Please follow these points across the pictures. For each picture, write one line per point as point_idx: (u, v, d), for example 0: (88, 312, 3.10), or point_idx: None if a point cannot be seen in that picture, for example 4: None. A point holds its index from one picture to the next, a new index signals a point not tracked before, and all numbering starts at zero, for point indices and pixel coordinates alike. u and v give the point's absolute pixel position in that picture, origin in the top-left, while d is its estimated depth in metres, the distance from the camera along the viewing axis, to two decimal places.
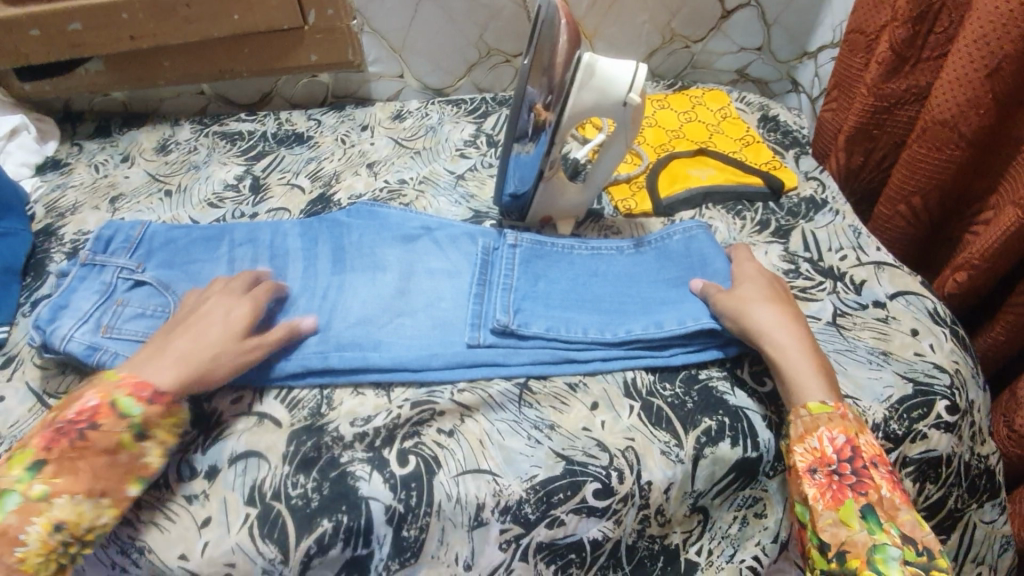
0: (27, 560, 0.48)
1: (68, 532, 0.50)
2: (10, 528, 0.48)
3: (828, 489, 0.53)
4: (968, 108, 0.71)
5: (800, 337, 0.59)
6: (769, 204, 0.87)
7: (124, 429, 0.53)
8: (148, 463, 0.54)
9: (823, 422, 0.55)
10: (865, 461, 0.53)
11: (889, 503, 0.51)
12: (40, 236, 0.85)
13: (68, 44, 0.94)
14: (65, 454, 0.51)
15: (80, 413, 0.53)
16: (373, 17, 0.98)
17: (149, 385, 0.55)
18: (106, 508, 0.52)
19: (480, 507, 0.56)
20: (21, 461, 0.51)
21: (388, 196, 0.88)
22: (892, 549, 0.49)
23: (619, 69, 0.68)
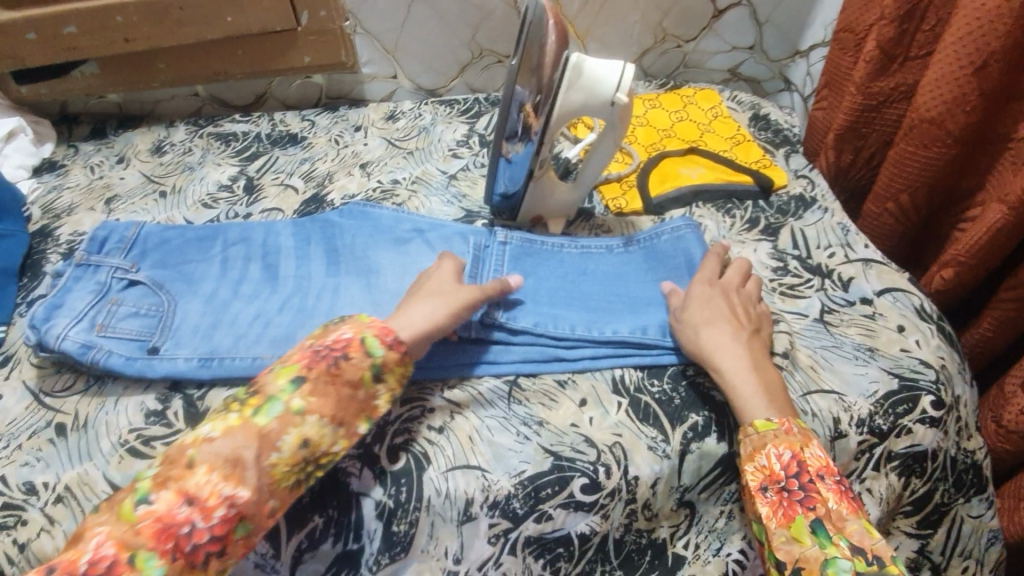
0: (277, 467, 0.47)
1: (312, 450, 0.49)
2: (272, 433, 0.47)
3: (779, 506, 0.52)
4: (955, 105, 0.71)
5: (749, 358, 0.59)
6: (758, 202, 0.87)
7: (367, 367, 0.52)
8: (377, 405, 0.53)
9: (769, 440, 0.54)
10: (811, 476, 0.52)
11: (836, 516, 0.51)
12: (37, 237, 0.86)
13: (65, 47, 0.94)
14: (321, 376, 0.50)
15: (336, 342, 0.52)
16: (366, 18, 0.99)
17: (393, 332, 0.54)
18: (341, 438, 0.51)
19: (468, 502, 0.57)
20: (287, 373, 0.50)
21: (381, 195, 0.88)
22: (843, 562, 0.48)
23: (605, 69, 0.69)
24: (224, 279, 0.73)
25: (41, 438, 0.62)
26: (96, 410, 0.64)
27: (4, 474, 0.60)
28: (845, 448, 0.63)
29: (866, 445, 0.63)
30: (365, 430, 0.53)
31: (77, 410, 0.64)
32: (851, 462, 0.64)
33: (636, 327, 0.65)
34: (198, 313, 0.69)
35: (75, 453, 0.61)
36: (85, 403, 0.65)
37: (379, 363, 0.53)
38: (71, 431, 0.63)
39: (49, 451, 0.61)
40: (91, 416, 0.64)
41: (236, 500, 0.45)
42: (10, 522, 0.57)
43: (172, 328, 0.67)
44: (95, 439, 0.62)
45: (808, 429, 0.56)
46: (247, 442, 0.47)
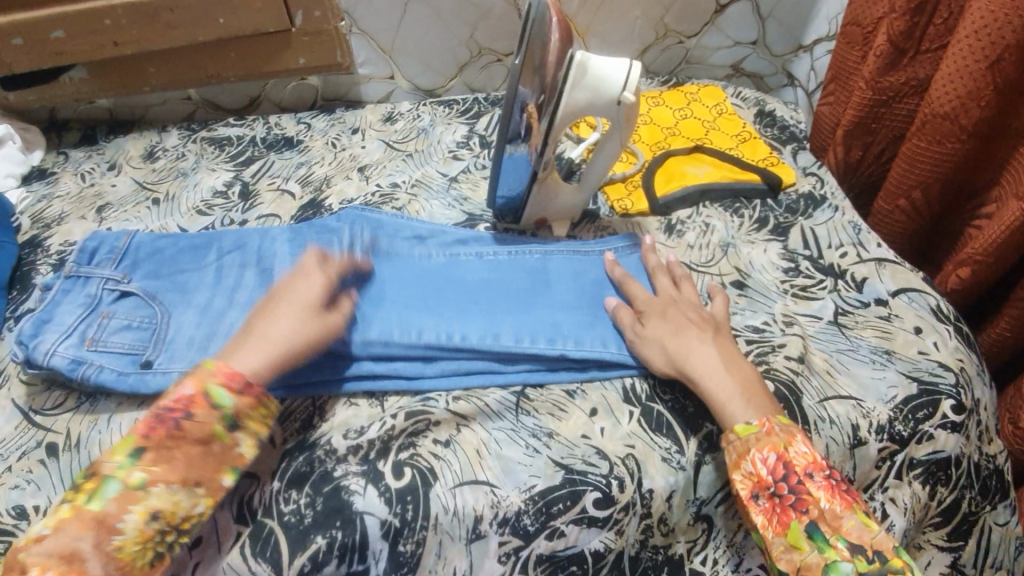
0: (124, 549, 0.46)
1: (166, 521, 0.48)
2: (109, 516, 0.46)
3: (773, 513, 0.51)
4: (969, 100, 0.69)
5: (722, 360, 0.58)
6: (767, 201, 0.85)
7: (217, 420, 0.51)
8: (241, 452, 0.52)
9: (751, 444, 0.52)
10: (797, 477, 0.51)
11: (830, 515, 0.49)
12: (26, 248, 0.83)
13: (52, 52, 0.92)
14: (163, 443, 0.49)
15: (178, 401, 0.51)
16: (361, 18, 0.96)
17: (240, 374, 0.53)
18: (202, 497, 0.50)
19: (477, 520, 0.55)
20: (123, 448, 0.49)
21: (380, 200, 0.86)
22: (843, 565, 0.47)
23: (610, 67, 0.67)
24: (218, 288, 0.71)
25: (31, 459, 0.60)
26: (88, 429, 0.62)
27: None
28: (865, 455, 0.61)
29: (887, 452, 0.62)
30: (232, 481, 0.51)
31: (69, 429, 0.62)
32: (872, 470, 0.62)
33: (528, 334, 0.64)
34: (192, 325, 0.66)
35: (67, 474, 0.59)
36: (76, 421, 0.63)
37: (231, 413, 0.51)
38: (62, 451, 0.61)
39: (40, 473, 0.59)
40: (83, 435, 0.61)
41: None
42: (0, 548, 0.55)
43: (166, 340, 0.65)
44: (87, 458, 0.60)
45: (791, 425, 0.53)
46: (81, 534, 0.45)
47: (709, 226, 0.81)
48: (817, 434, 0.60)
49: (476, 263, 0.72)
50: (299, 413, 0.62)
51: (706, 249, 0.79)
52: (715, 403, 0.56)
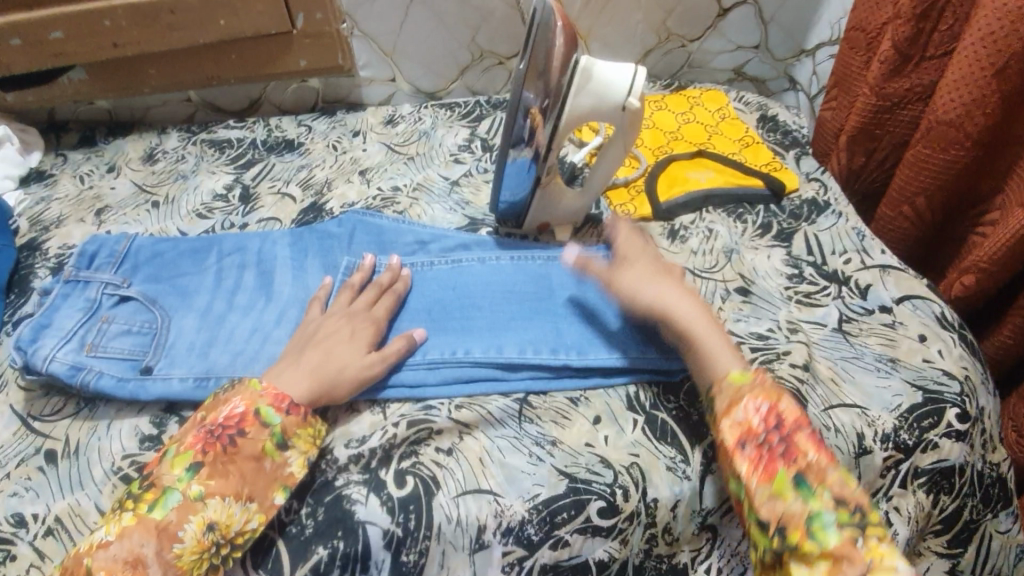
0: (183, 557, 0.48)
1: (221, 532, 0.49)
2: (170, 525, 0.48)
3: (760, 462, 0.50)
4: (974, 107, 0.69)
5: (694, 305, 0.61)
6: (770, 206, 0.85)
7: (268, 437, 0.53)
8: (291, 471, 0.54)
9: (746, 392, 0.53)
10: (788, 428, 0.51)
11: (817, 466, 0.49)
12: (24, 251, 0.83)
13: (51, 53, 0.91)
14: (218, 458, 0.51)
15: (229, 419, 0.53)
16: (363, 20, 0.96)
17: (287, 396, 0.55)
18: (254, 512, 0.51)
19: (481, 529, 0.55)
20: (181, 462, 0.51)
21: (382, 204, 0.86)
22: (827, 514, 0.47)
23: (615, 72, 0.66)
24: (218, 292, 0.70)
25: (30, 466, 0.59)
26: (87, 435, 0.61)
27: None
28: (870, 464, 0.61)
29: (892, 461, 0.61)
30: (283, 499, 0.53)
31: (68, 436, 0.61)
32: (876, 479, 0.62)
33: (531, 343, 0.64)
34: (193, 330, 0.66)
35: (66, 482, 0.58)
36: (75, 428, 0.62)
37: (280, 431, 0.54)
38: (61, 458, 0.60)
39: (39, 480, 0.58)
40: (83, 442, 0.61)
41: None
42: None
43: (167, 346, 0.64)
44: (87, 466, 0.59)
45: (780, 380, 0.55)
46: (145, 540, 0.48)
47: (712, 231, 0.81)
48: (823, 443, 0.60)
49: (480, 269, 0.72)
50: None
51: (709, 255, 0.78)
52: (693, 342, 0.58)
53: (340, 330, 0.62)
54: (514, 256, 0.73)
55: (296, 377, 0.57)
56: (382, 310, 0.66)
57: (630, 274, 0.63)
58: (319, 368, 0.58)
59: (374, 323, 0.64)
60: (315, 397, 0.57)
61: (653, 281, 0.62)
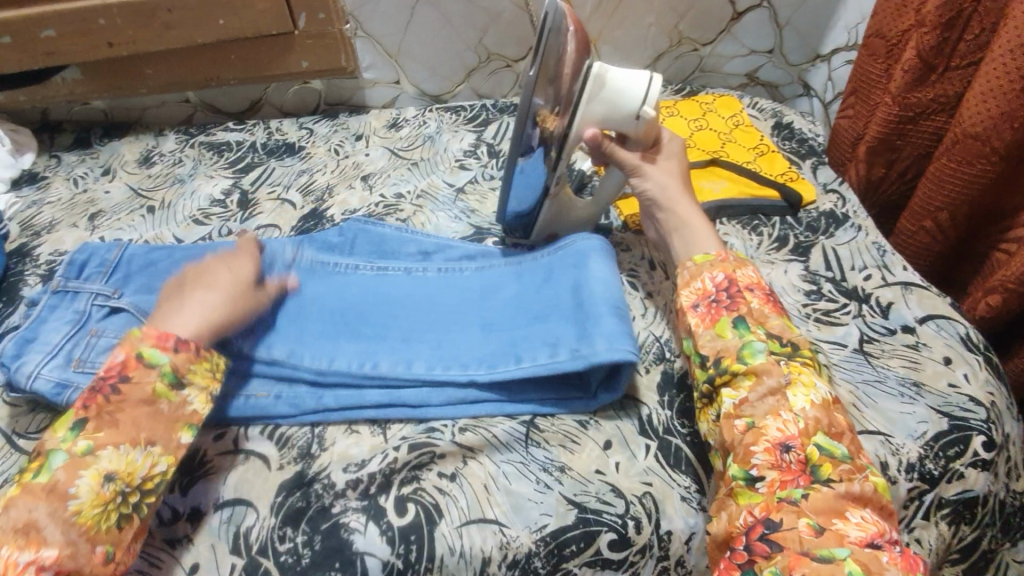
0: (82, 511, 0.45)
1: (123, 479, 0.47)
2: (59, 484, 0.46)
3: (708, 315, 0.57)
4: (1003, 121, 0.66)
5: (687, 200, 0.67)
6: (786, 219, 0.82)
7: (158, 377, 0.51)
8: (193, 409, 0.52)
9: (705, 266, 0.60)
10: (738, 288, 0.58)
11: (759, 312, 0.56)
12: (13, 257, 0.80)
13: (43, 52, 0.88)
14: (103, 409, 0.49)
15: (110, 369, 0.51)
16: (367, 20, 0.93)
17: (173, 334, 0.53)
18: (159, 456, 0.50)
19: (485, 562, 0.52)
20: (65, 423, 0.49)
21: (384, 211, 0.83)
22: (758, 343, 0.54)
23: (630, 81, 0.63)
24: None
25: (13, 488, 0.57)
26: None
27: None
28: (895, 495, 0.58)
29: (916, 492, 0.58)
30: (189, 437, 0.52)
31: None
32: (900, 510, 0.59)
33: (548, 346, 0.60)
34: None
35: None
36: None
37: (169, 368, 0.51)
38: None
39: None
40: None
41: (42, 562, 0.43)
42: None
43: None
44: None
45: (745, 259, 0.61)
46: (34, 505, 0.45)
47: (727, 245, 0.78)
48: None
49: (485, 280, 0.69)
50: (299, 440, 0.59)
51: None
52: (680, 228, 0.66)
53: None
54: (513, 261, 0.70)
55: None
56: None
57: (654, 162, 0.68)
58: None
59: None
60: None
61: (668, 172, 0.68)
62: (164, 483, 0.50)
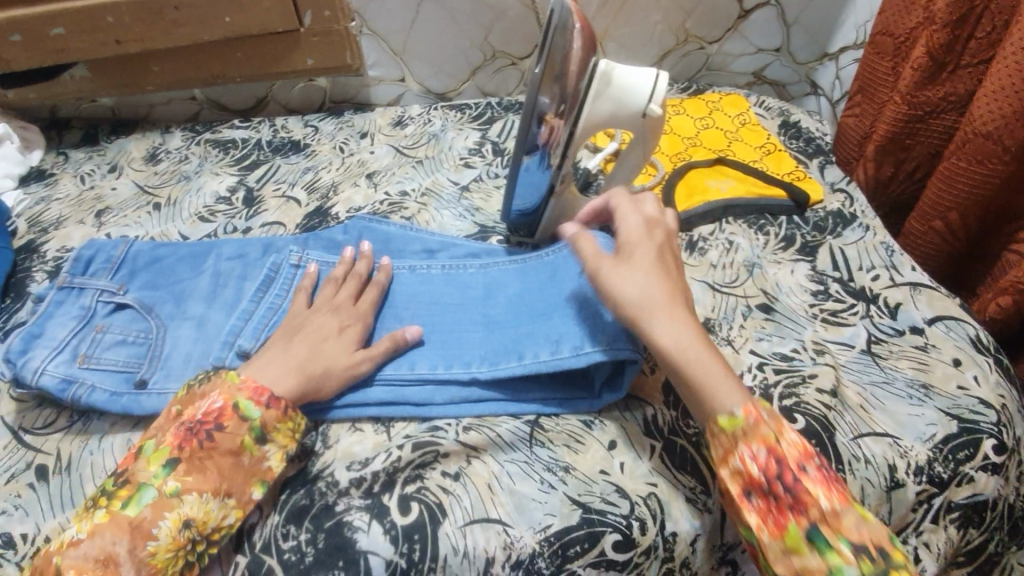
0: (156, 556, 0.46)
1: (197, 529, 0.48)
2: (144, 522, 0.47)
3: (768, 514, 0.45)
4: (1014, 119, 0.66)
5: (691, 327, 0.50)
6: (793, 218, 0.81)
7: (246, 431, 0.51)
8: (270, 466, 0.52)
9: (739, 439, 0.46)
10: (793, 475, 0.44)
11: (831, 515, 0.43)
12: (21, 254, 0.80)
13: (52, 50, 0.89)
14: (195, 453, 0.50)
15: (207, 414, 0.51)
16: (372, 18, 0.93)
17: (267, 389, 0.53)
18: (231, 508, 0.50)
19: (489, 561, 0.51)
20: (158, 459, 0.49)
21: (389, 209, 0.83)
22: (847, 566, 0.41)
23: (638, 78, 0.63)
24: (215, 302, 0.67)
25: (20, 483, 0.57)
26: (79, 450, 0.59)
27: None
28: (902, 498, 0.57)
29: (924, 495, 0.58)
30: (261, 493, 0.52)
31: (59, 450, 0.59)
32: (907, 513, 0.58)
33: (551, 344, 0.60)
34: (189, 341, 0.63)
35: (57, 499, 0.56)
36: (68, 441, 0.60)
37: (259, 425, 0.52)
38: (53, 473, 0.57)
39: (29, 497, 0.56)
40: (75, 456, 0.58)
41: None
42: None
43: (162, 358, 0.62)
44: (79, 483, 0.57)
45: (776, 410, 0.48)
46: (116, 538, 0.46)
47: (733, 244, 0.78)
48: (852, 475, 0.57)
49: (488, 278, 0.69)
50: (302, 438, 0.59)
51: (730, 269, 0.75)
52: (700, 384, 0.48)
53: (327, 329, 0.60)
54: (515, 260, 0.70)
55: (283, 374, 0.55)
56: (367, 306, 0.64)
57: (627, 273, 0.52)
58: (302, 367, 0.56)
59: (357, 318, 0.63)
60: (304, 394, 0.55)
61: (655, 279, 0.52)
62: (229, 534, 0.50)
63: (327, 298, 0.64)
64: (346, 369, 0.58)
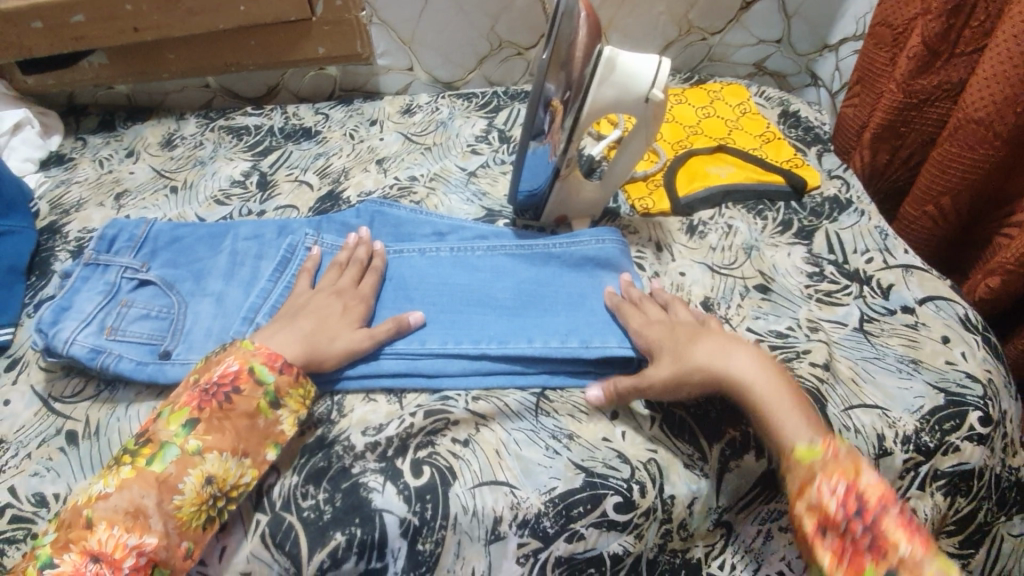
0: (182, 509, 0.49)
1: (218, 485, 0.51)
2: (170, 478, 0.50)
3: (844, 554, 0.44)
4: (1004, 106, 0.68)
5: (776, 377, 0.54)
6: (791, 204, 0.84)
7: (261, 395, 0.54)
8: (282, 429, 0.55)
9: (817, 470, 0.47)
10: (873, 514, 0.44)
11: (910, 562, 0.41)
12: (45, 234, 0.83)
13: (71, 37, 0.91)
14: (214, 414, 0.53)
15: (223, 377, 0.54)
16: (382, 8, 0.95)
17: (280, 356, 0.57)
18: (248, 468, 0.53)
19: (497, 520, 0.55)
20: (177, 419, 0.52)
21: (399, 193, 0.86)
22: None
23: (639, 65, 0.65)
24: (233, 280, 0.70)
25: (51, 447, 0.60)
26: (107, 416, 0.62)
27: (14, 485, 0.57)
28: (890, 465, 0.60)
29: (912, 463, 0.61)
30: (275, 455, 0.54)
31: (88, 417, 0.62)
32: (895, 481, 0.61)
33: (560, 334, 0.63)
34: (209, 316, 0.66)
35: (86, 461, 0.59)
36: (95, 409, 0.63)
37: (273, 389, 0.55)
38: (82, 438, 0.60)
39: (59, 460, 0.59)
40: (102, 423, 0.61)
41: (144, 547, 0.47)
42: (20, 536, 0.55)
43: (184, 331, 0.65)
44: (107, 446, 0.60)
45: (859, 452, 0.48)
46: (144, 492, 0.49)
47: (732, 228, 0.80)
48: (842, 443, 0.59)
49: (497, 259, 0.72)
50: (318, 407, 0.62)
51: (728, 252, 0.78)
52: (775, 419, 0.52)
53: (331, 307, 0.63)
54: (522, 244, 0.73)
55: (293, 343, 0.59)
56: (368, 288, 0.67)
57: (705, 343, 0.58)
58: (309, 339, 0.60)
59: (360, 299, 0.65)
60: (307, 360, 0.59)
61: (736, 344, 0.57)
62: (245, 492, 0.53)
63: (328, 280, 0.67)
64: (359, 343, 0.61)
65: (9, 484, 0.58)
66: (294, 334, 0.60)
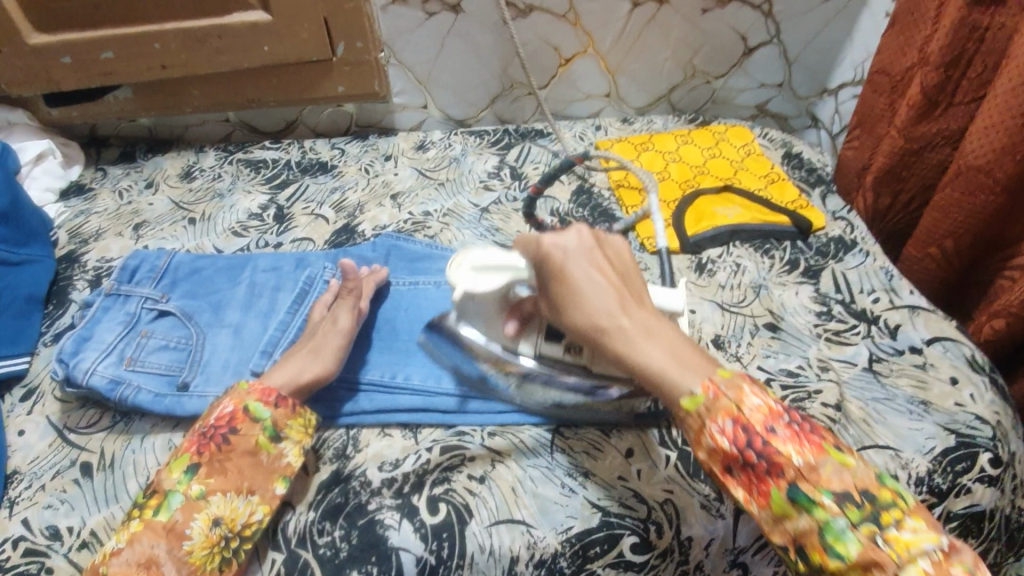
0: (194, 553, 0.49)
1: (228, 526, 0.51)
2: (177, 525, 0.50)
3: (752, 485, 0.44)
4: (1004, 154, 0.70)
5: (655, 332, 0.47)
6: (797, 243, 0.86)
7: (260, 432, 0.54)
8: (288, 462, 0.55)
9: (704, 417, 0.45)
10: (762, 439, 0.43)
11: (806, 469, 0.42)
12: (63, 263, 0.85)
13: (99, 73, 0.94)
14: (214, 456, 0.53)
15: (220, 419, 0.54)
16: (400, 49, 0.99)
17: (274, 389, 0.56)
18: (258, 504, 0.53)
19: (513, 560, 0.54)
20: (180, 465, 0.53)
21: (412, 228, 0.87)
22: (839, 521, 0.41)
23: (490, 267, 0.55)
24: (250, 311, 0.71)
25: (65, 479, 0.60)
26: (122, 448, 0.62)
27: (27, 518, 0.58)
28: None
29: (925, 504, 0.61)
30: (283, 488, 0.55)
31: (103, 449, 0.62)
32: None
33: None
34: (226, 348, 0.67)
35: (100, 495, 0.59)
36: (111, 441, 0.63)
37: (270, 424, 0.55)
38: (96, 470, 0.61)
39: (73, 492, 0.59)
40: (118, 454, 0.62)
41: None
42: (34, 569, 0.55)
43: (202, 363, 0.65)
44: (122, 479, 0.60)
45: (737, 376, 0.45)
46: (155, 542, 0.49)
47: (740, 267, 0.82)
48: None
49: None
50: (334, 441, 0.62)
51: (738, 290, 0.79)
52: (654, 381, 0.46)
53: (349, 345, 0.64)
54: None
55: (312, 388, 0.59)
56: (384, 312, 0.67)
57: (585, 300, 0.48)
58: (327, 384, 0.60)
59: None
60: None
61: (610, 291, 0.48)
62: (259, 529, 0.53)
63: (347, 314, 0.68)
64: None
65: (23, 516, 0.58)
66: (312, 381, 0.60)
